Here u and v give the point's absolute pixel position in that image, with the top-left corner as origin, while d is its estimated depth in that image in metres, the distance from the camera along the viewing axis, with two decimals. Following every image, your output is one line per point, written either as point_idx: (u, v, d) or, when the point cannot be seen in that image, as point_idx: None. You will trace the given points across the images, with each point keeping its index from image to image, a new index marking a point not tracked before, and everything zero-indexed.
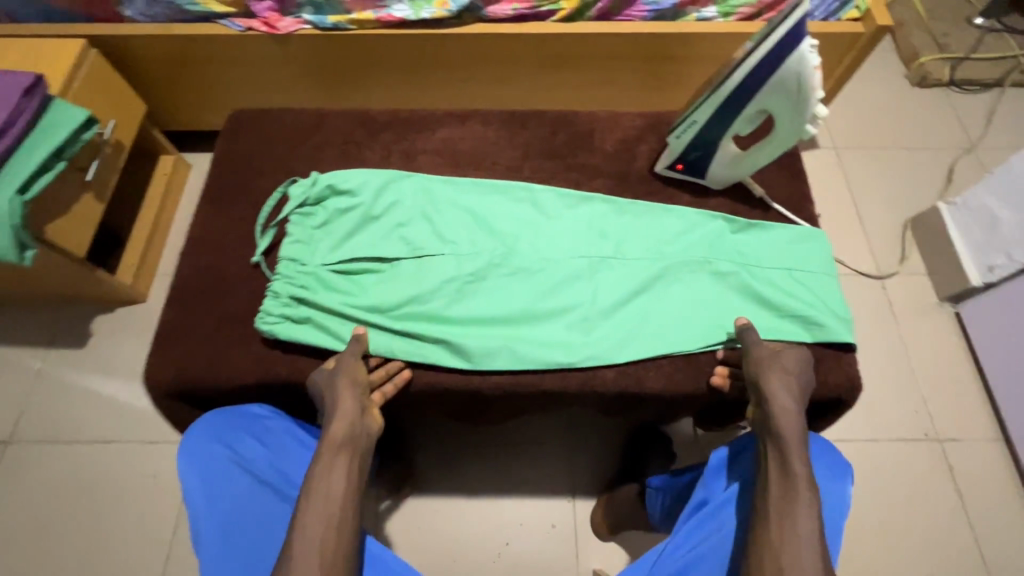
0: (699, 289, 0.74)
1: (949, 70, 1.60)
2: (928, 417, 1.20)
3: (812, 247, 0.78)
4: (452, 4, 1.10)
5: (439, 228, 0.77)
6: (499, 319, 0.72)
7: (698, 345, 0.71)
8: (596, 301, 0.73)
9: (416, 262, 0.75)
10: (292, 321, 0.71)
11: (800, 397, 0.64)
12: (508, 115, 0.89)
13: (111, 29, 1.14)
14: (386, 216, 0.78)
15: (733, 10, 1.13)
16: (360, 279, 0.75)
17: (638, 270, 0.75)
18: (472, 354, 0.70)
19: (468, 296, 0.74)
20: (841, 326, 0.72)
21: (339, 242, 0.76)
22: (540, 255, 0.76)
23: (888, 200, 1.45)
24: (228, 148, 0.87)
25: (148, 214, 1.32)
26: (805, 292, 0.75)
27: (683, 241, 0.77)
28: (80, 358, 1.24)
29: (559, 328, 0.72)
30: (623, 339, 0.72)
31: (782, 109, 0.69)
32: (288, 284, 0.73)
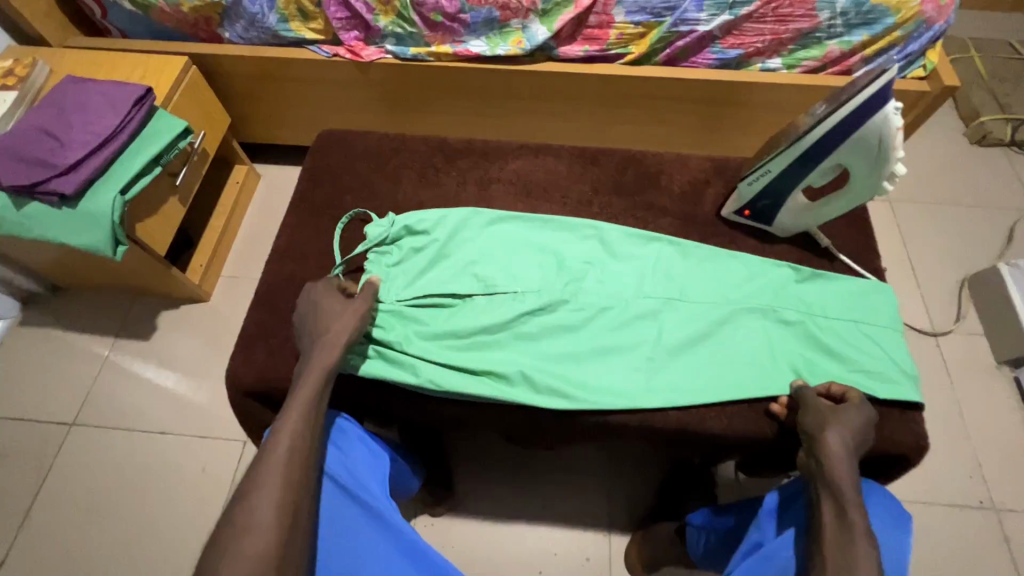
0: (764, 337, 0.75)
1: (1011, 130, 1.59)
2: (984, 483, 1.16)
3: (877, 300, 0.78)
4: (527, 43, 1.16)
5: (510, 265, 0.80)
6: (567, 357, 0.74)
7: (763, 392, 0.72)
8: (661, 341, 0.75)
9: (486, 295, 0.78)
10: (371, 355, 0.75)
11: (855, 451, 0.63)
12: (579, 151, 0.93)
13: (211, 48, 1.25)
14: (458, 251, 0.82)
15: (798, 63, 1.16)
16: (432, 312, 0.78)
17: (703, 314, 0.76)
18: (540, 391, 0.72)
19: (537, 332, 0.76)
20: (908, 384, 0.72)
21: (413, 278, 0.80)
22: (607, 292, 0.78)
23: (944, 256, 1.44)
24: (316, 165, 0.93)
25: (220, 219, 1.40)
26: (871, 346, 0.75)
27: (748, 288, 0.79)
28: (144, 349, 1.31)
29: (625, 367, 0.74)
30: (689, 382, 0.72)
31: (860, 165, 0.69)
32: (365, 319, 0.77)
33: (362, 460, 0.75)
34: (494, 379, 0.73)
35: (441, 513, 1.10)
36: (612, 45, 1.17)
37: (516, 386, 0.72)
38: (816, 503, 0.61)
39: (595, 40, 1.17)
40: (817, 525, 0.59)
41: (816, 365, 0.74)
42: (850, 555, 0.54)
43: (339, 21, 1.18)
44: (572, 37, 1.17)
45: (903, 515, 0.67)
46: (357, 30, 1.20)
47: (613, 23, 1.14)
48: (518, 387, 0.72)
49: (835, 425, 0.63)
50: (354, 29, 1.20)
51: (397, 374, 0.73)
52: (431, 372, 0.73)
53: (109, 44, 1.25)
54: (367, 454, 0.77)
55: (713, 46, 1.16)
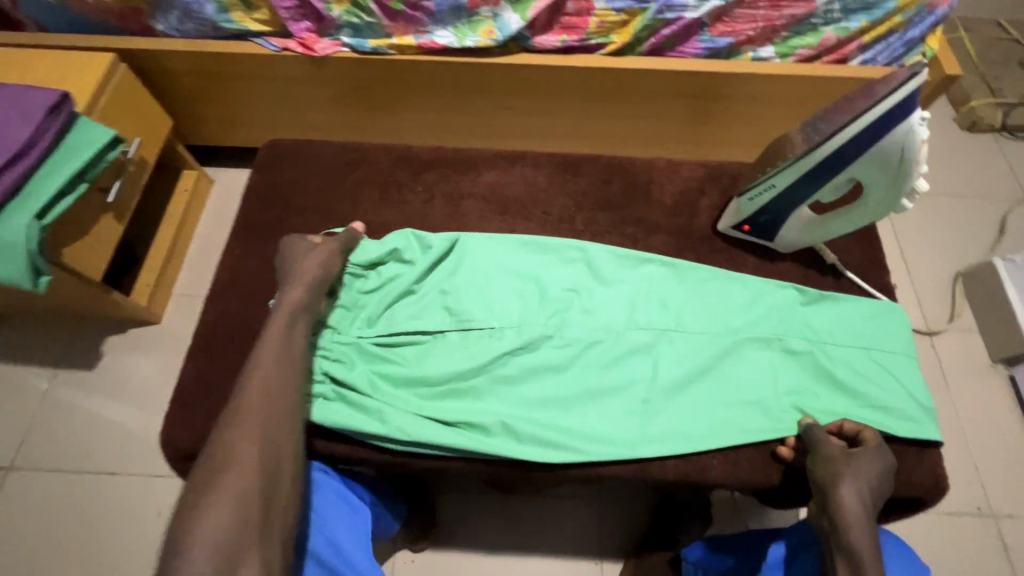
0: (769, 369, 0.68)
1: (1002, 115, 1.53)
2: (982, 489, 1.13)
3: (892, 323, 0.71)
4: (498, 34, 1.05)
5: (487, 295, 0.71)
6: (553, 401, 0.66)
7: (770, 434, 0.65)
8: (657, 380, 0.67)
9: (461, 331, 0.69)
10: (328, 401, 0.65)
11: (872, 507, 0.57)
12: (560, 159, 0.83)
13: (143, 43, 1.10)
14: (429, 279, 0.73)
15: (792, 52, 1.08)
16: (399, 352, 0.69)
17: (702, 346, 0.69)
18: (523, 445, 0.63)
19: (518, 374, 0.67)
20: (923, 419, 0.66)
21: (379, 309, 0.71)
22: (595, 325, 0.70)
23: (938, 249, 1.39)
24: (262, 182, 0.82)
25: (167, 233, 1.27)
26: (884, 376, 0.68)
27: (749, 313, 0.71)
28: (89, 380, 1.19)
29: (617, 411, 0.66)
30: (689, 426, 0.65)
31: (878, 181, 0.61)
32: (322, 358, 0.67)
33: (341, 520, 0.65)
34: (471, 430, 0.64)
35: (421, 549, 1.03)
36: (592, 34, 1.07)
37: (495, 438, 0.64)
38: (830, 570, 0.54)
39: (573, 29, 1.06)
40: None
41: (825, 399, 0.67)
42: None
43: (287, 10, 1.05)
44: (548, 26, 1.06)
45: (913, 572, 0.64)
46: (307, 20, 1.07)
47: (593, 10, 1.03)
48: (498, 438, 0.63)
49: (849, 478, 0.57)
50: (304, 20, 1.07)
51: (358, 424, 0.63)
52: (398, 424, 0.63)
53: (22, 39, 1.09)
54: (346, 511, 0.67)
55: (701, 34, 1.06)
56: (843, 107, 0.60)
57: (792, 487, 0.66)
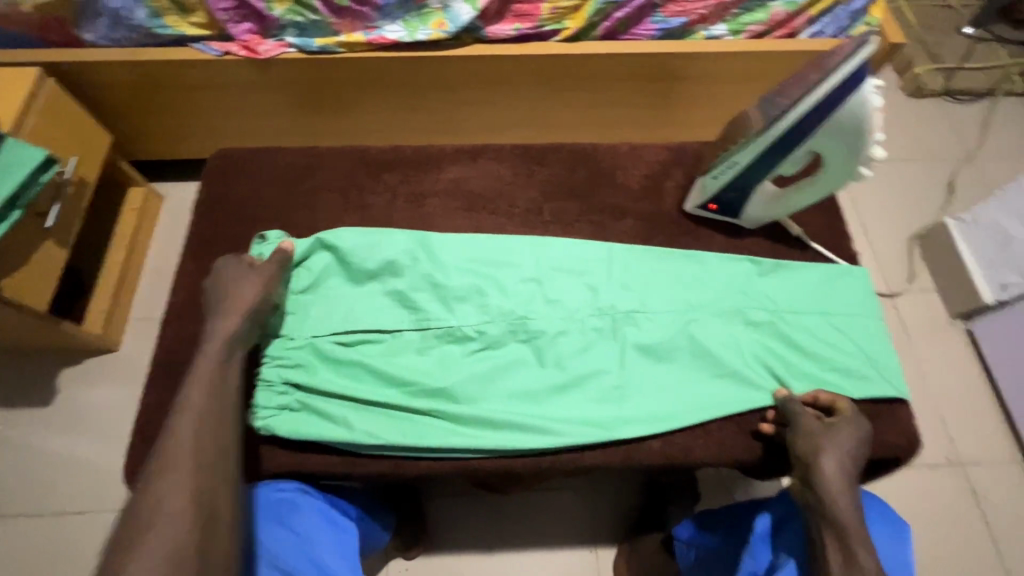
0: (732, 341, 0.69)
1: (943, 80, 1.59)
2: (950, 440, 1.18)
3: (851, 285, 0.73)
4: (450, 26, 1.02)
5: (443, 291, 0.69)
6: (524, 393, 0.66)
7: (743, 407, 0.66)
8: (625, 362, 0.67)
9: (420, 331, 0.68)
10: (291, 410, 0.64)
11: (852, 477, 0.58)
12: (522, 150, 0.82)
13: (71, 55, 1.03)
14: (382, 276, 0.70)
15: (743, 28, 1.09)
16: (359, 353, 0.67)
17: (666, 325, 0.69)
18: (501, 440, 0.63)
19: (485, 370, 0.66)
20: (886, 378, 0.68)
21: (331, 311, 0.68)
22: (558, 313, 0.69)
23: (894, 213, 1.43)
24: (212, 196, 0.78)
25: (118, 255, 1.20)
26: (845, 339, 0.70)
27: (711, 289, 0.71)
28: (46, 418, 1.12)
29: (593, 395, 0.66)
30: (663, 404, 0.65)
31: (836, 151, 0.62)
32: (278, 367, 0.65)
33: (322, 538, 0.63)
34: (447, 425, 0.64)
35: (415, 556, 1.01)
36: (545, 21, 1.05)
37: (473, 432, 0.63)
38: (816, 542, 0.55)
39: (525, 16, 1.04)
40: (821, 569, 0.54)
41: (792, 370, 0.68)
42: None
43: (225, 12, 1.00)
44: (500, 15, 1.04)
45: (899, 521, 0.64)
46: (248, 21, 1.02)
47: None
48: (476, 431, 0.63)
49: (830, 449, 0.58)
50: (245, 21, 1.02)
51: (326, 432, 0.63)
52: (368, 427, 0.63)
53: None
54: (326, 529, 0.64)
55: (653, 15, 1.06)
56: (798, 83, 0.61)
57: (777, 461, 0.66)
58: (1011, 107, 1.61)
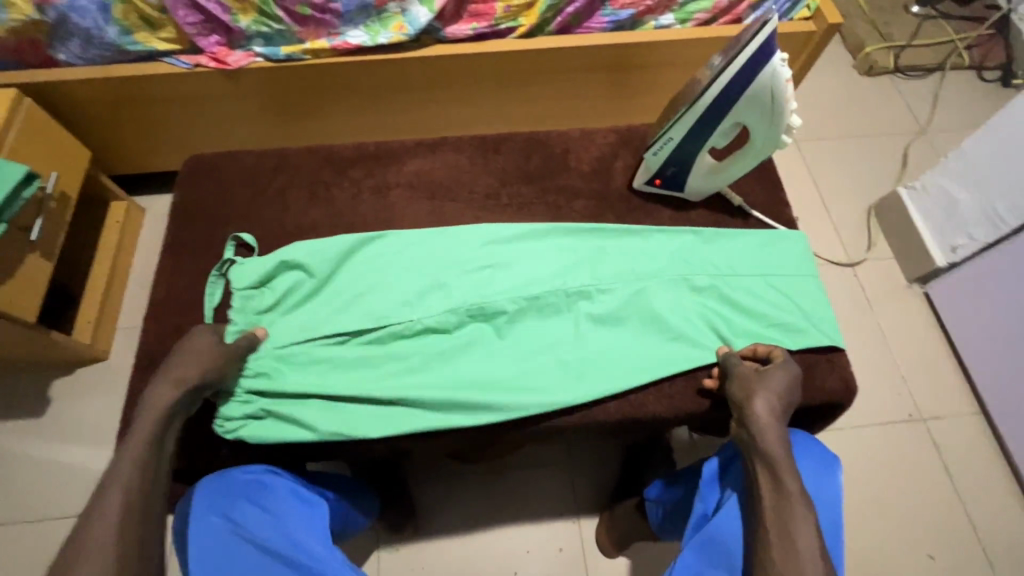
0: (678, 306, 0.74)
1: (893, 58, 1.66)
2: (911, 398, 1.24)
3: (787, 247, 0.78)
4: (409, 28, 1.07)
5: (403, 287, 0.73)
6: (488, 372, 0.70)
7: (691, 365, 0.71)
8: (580, 331, 0.72)
9: (384, 326, 0.71)
10: (256, 419, 0.67)
11: (783, 415, 0.62)
12: (479, 140, 0.87)
13: (47, 75, 1.07)
14: (344, 279, 0.74)
15: (690, 17, 1.14)
16: (322, 354, 0.70)
17: (617, 295, 0.74)
18: (468, 415, 0.67)
19: (449, 354, 0.71)
20: (821, 330, 0.73)
21: (292, 321, 0.72)
22: (517, 296, 0.73)
23: (852, 187, 1.49)
24: (186, 199, 0.82)
25: (103, 266, 1.24)
26: (783, 298, 0.75)
27: (657, 259, 0.77)
28: (40, 427, 1.16)
29: (552, 365, 0.71)
30: (616, 369, 0.70)
31: (758, 121, 0.67)
32: (242, 379, 0.68)
33: (296, 514, 0.68)
34: (413, 408, 0.68)
35: (404, 536, 1.05)
36: (500, 20, 1.10)
37: (438, 410, 0.67)
38: (751, 475, 0.60)
39: (481, 16, 1.09)
40: (755, 498, 0.59)
41: (734, 329, 0.73)
42: (788, 528, 0.54)
43: (193, 26, 1.03)
44: (457, 16, 1.09)
45: (829, 457, 0.69)
46: (216, 34, 1.07)
47: None
48: (438, 413, 0.67)
49: (761, 392, 0.62)
50: (212, 34, 1.06)
51: (294, 433, 0.66)
52: (335, 424, 0.66)
53: None
54: (300, 506, 0.69)
55: (603, 9, 1.11)
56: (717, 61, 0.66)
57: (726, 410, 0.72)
58: (960, 81, 1.68)
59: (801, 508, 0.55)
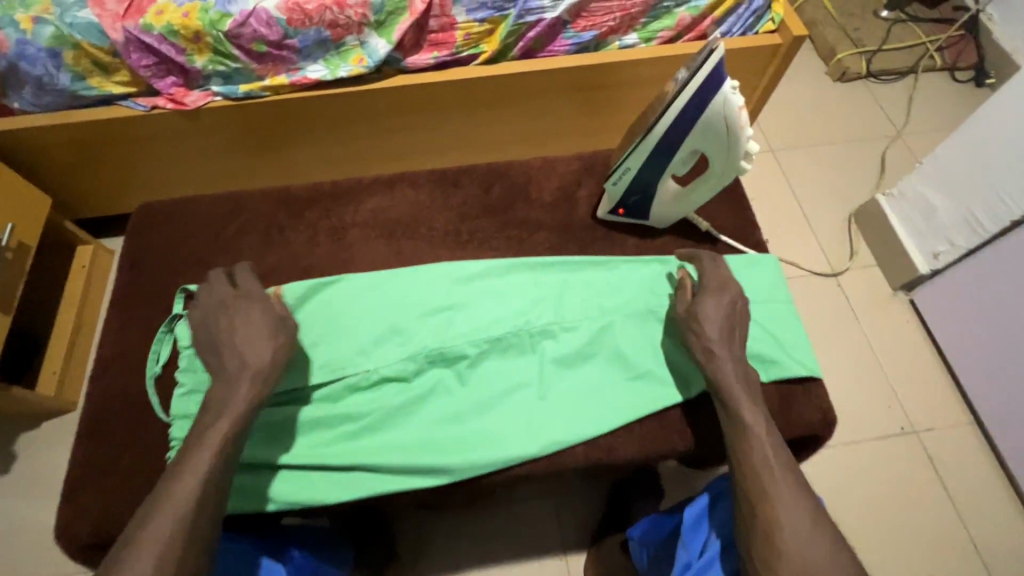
0: (646, 341, 0.72)
1: (865, 63, 1.65)
2: (902, 410, 1.21)
3: (757, 272, 0.76)
4: (369, 60, 1.05)
5: (355, 336, 0.70)
6: (450, 424, 0.67)
7: (660, 404, 0.69)
8: (545, 373, 0.69)
9: (337, 381, 0.68)
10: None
11: (731, 333, 0.67)
12: (438, 175, 0.85)
13: (0, 124, 1.04)
14: (294, 332, 0.71)
15: (654, 35, 1.13)
16: (272, 416, 0.67)
17: (582, 334, 0.71)
18: (429, 474, 0.64)
19: (407, 407, 0.68)
20: (794, 360, 0.71)
21: None
22: (474, 340, 0.70)
23: (831, 195, 1.47)
24: (135, 248, 0.79)
25: (68, 314, 1.20)
26: (756, 327, 0.72)
27: (623, 293, 0.74)
28: (5, 485, 1.12)
29: (516, 414, 0.67)
30: (583, 411, 0.68)
31: (716, 148, 0.65)
32: None
33: None
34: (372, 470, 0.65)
35: None
36: (462, 48, 1.09)
37: (398, 470, 0.64)
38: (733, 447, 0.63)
39: (442, 44, 1.08)
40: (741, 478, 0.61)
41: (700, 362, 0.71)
42: (760, 475, 0.58)
43: (147, 68, 1.01)
44: (417, 46, 1.08)
45: None
46: (172, 75, 1.04)
47: (457, 24, 1.06)
48: (399, 474, 0.64)
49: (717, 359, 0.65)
50: (169, 75, 1.04)
51: (243, 503, 0.63)
52: (286, 493, 0.63)
53: None
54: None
55: (566, 31, 1.10)
56: (669, 88, 0.64)
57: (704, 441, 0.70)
58: (934, 83, 1.68)
59: (762, 432, 0.62)
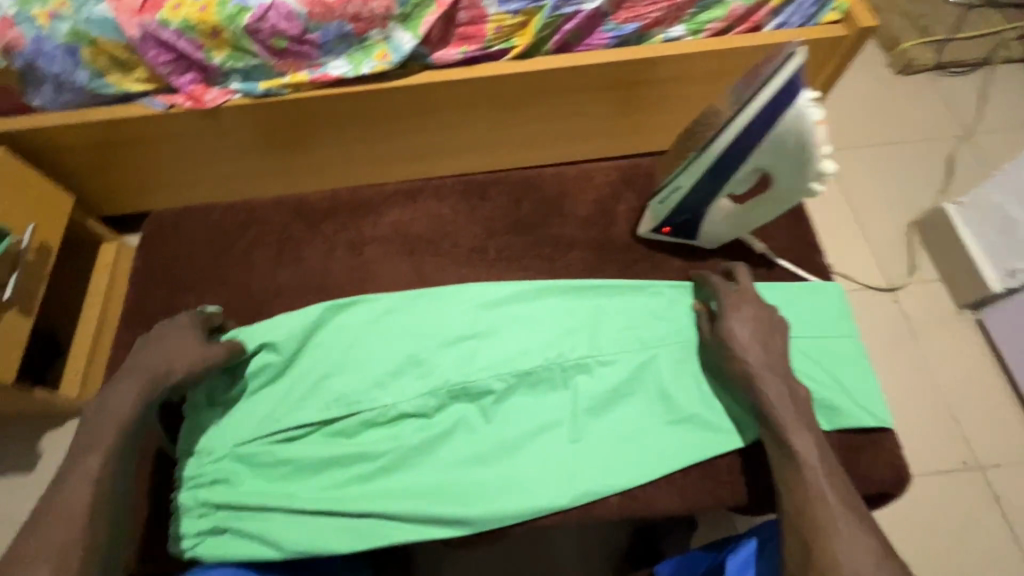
0: (689, 376, 0.67)
1: (933, 53, 1.50)
2: (966, 442, 1.10)
3: (822, 304, 0.70)
4: (393, 55, 0.98)
5: (371, 369, 0.67)
6: (474, 467, 0.63)
7: (703, 453, 0.64)
8: (576, 413, 0.65)
9: (354, 416, 0.65)
10: (213, 534, 0.62)
11: (767, 343, 0.63)
12: (463, 185, 0.79)
13: (21, 122, 1.02)
14: (309, 361, 0.68)
15: (702, 27, 1.03)
16: (287, 452, 0.64)
17: (619, 369, 0.66)
18: (452, 524, 0.61)
19: (427, 448, 0.64)
20: (861, 409, 0.65)
21: (253, 413, 0.66)
22: (499, 374, 0.65)
23: (890, 200, 1.34)
24: (148, 261, 0.76)
25: (91, 312, 1.18)
26: (818, 370, 0.67)
27: (665, 324, 0.69)
28: (29, 485, 1.11)
29: (542, 460, 0.63)
30: (622, 455, 0.64)
31: (784, 167, 0.58)
32: (197, 489, 0.63)
33: None
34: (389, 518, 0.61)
35: None
36: (492, 42, 1.01)
37: (416, 519, 0.61)
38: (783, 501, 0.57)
39: (471, 38, 1.00)
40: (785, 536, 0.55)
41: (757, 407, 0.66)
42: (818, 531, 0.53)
43: (165, 65, 0.97)
44: (445, 40, 1.01)
45: None
46: (191, 72, 1.00)
47: (488, 16, 0.98)
48: (416, 524, 0.61)
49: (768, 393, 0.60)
50: (187, 71, 1.00)
51: (252, 549, 0.60)
52: (297, 540, 0.60)
53: None
54: None
55: (605, 23, 1.01)
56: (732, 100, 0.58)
57: (751, 487, 0.66)
58: (1010, 76, 1.52)
59: (811, 452, 0.57)
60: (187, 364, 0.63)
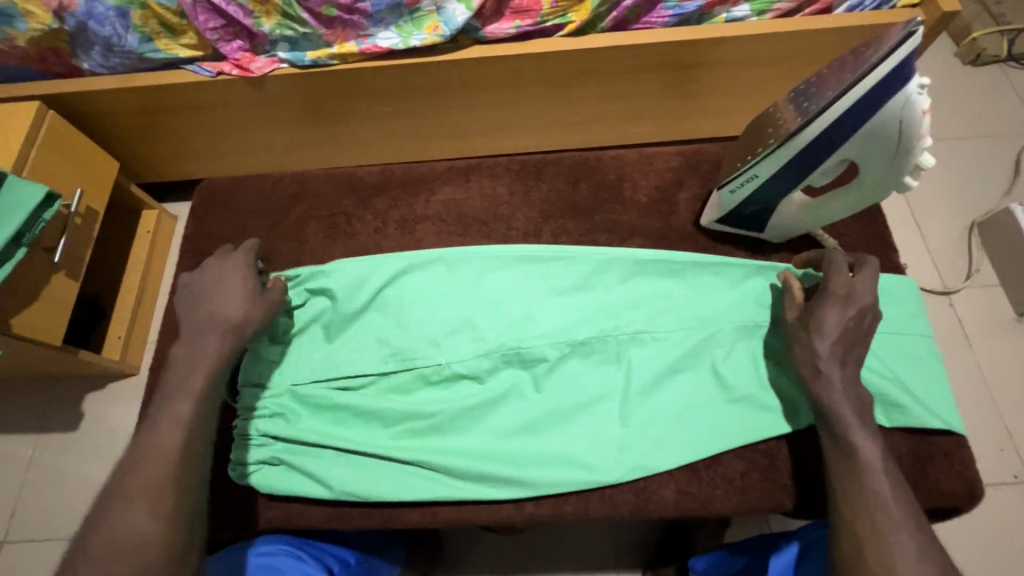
0: (747, 354, 0.68)
1: (1007, 44, 1.40)
2: (1017, 456, 1.06)
3: (891, 302, 0.71)
4: (444, 28, 0.95)
5: (427, 328, 0.68)
6: (525, 431, 0.65)
7: (758, 435, 0.65)
8: (629, 386, 0.66)
9: (407, 371, 0.67)
10: (268, 464, 0.64)
11: (851, 343, 0.61)
12: (518, 166, 0.79)
13: (71, 85, 1.01)
14: (366, 313, 0.69)
15: (769, 7, 0.96)
16: (340, 398, 0.65)
17: (675, 343, 0.68)
18: (503, 484, 0.63)
19: (480, 408, 0.66)
20: (925, 409, 0.66)
21: (310, 357, 0.68)
22: (553, 341, 0.67)
23: (951, 198, 1.28)
24: (199, 231, 0.76)
25: (134, 278, 1.20)
26: (882, 364, 0.67)
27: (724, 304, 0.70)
28: (72, 443, 1.14)
29: (593, 428, 0.65)
30: (676, 434, 0.65)
31: (873, 156, 0.60)
32: (254, 420, 0.65)
33: None
34: (442, 475, 0.63)
35: None
36: (547, 17, 0.96)
37: (467, 477, 0.63)
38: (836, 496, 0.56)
39: (525, 12, 0.96)
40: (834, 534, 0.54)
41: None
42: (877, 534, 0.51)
43: (214, 31, 0.95)
44: (498, 13, 0.97)
45: None
46: (239, 39, 0.98)
47: None
48: (468, 482, 0.63)
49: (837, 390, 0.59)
50: (235, 39, 0.98)
51: (306, 486, 0.63)
52: (351, 484, 0.63)
53: None
54: None
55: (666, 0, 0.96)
56: (833, 87, 0.57)
57: (803, 490, 0.64)
58: None
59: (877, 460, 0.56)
60: (246, 332, 0.64)
